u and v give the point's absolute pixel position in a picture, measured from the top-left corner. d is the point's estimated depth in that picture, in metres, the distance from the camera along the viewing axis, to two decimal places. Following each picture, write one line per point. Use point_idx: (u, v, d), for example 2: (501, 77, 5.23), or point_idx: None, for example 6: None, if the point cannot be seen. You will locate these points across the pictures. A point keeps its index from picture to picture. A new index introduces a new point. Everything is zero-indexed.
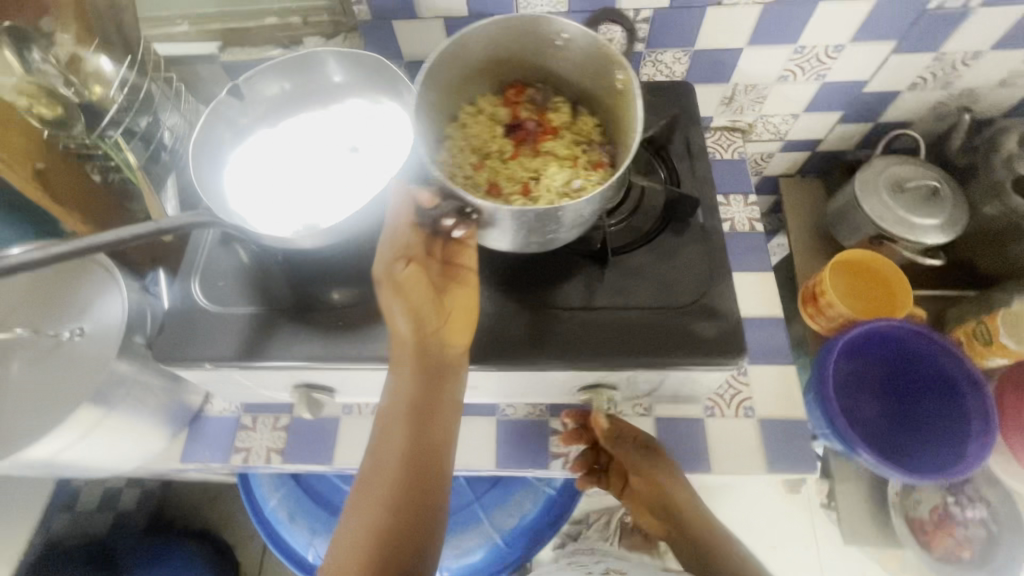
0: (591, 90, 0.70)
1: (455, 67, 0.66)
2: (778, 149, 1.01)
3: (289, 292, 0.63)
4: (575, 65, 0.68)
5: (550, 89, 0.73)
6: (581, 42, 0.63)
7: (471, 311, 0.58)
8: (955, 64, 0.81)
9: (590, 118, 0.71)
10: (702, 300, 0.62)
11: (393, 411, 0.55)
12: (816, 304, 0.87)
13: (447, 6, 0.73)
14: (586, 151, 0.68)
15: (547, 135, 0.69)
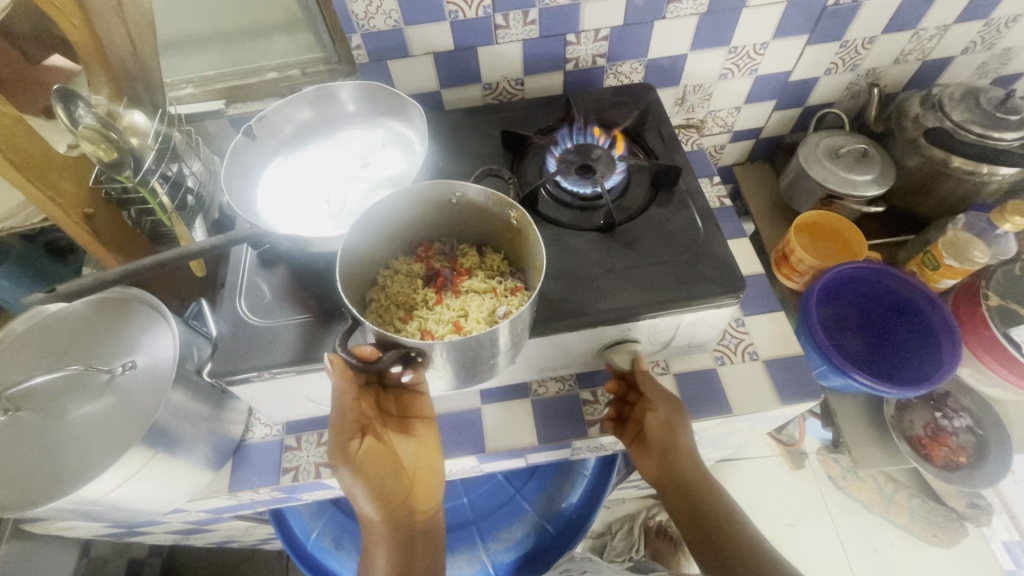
0: (491, 232, 0.71)
1: (372, 233, 0.65)
2: (728, 140, 1.16)
3: (335, 296, 0.69)
4: (469, 215, 0.69)
5: (454, 239, 0.74)
6: (476, 196, 0.64)
7: (431, 465, 0.69)
8: (858, 49, 0.99)
9: (495, 253, 0.72)
10: (700, 249, 0.71)
11: (377, 539, 0.66)
12: (791, 263, 0.99)
13: (437, 42, 0.84)
14: (502, 281, 0.68)
15: (462, 278, 0.69)
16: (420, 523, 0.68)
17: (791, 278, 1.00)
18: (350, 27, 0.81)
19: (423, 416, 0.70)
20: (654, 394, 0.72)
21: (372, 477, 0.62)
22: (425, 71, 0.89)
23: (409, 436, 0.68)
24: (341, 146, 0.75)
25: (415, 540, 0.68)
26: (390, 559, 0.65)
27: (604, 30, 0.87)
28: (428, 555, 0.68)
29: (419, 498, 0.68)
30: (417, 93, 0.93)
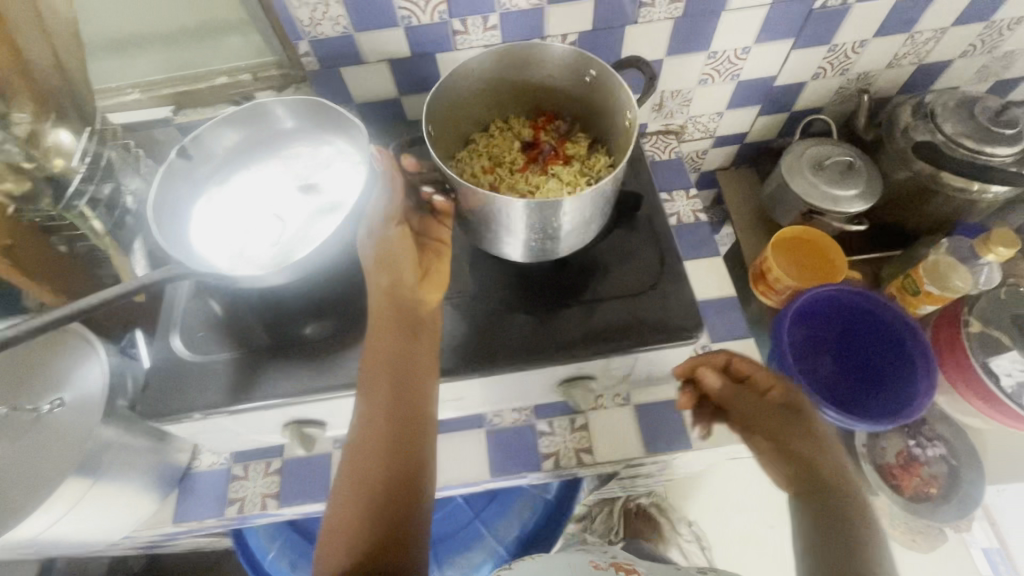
0: (609, 130, 0.74)
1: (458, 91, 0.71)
2: (710, 145, 1.11)
3: (274, 330, 0.66)
4: (563, 79, 0.73)
5: (577, 123, 0.79)
6: (561, 54, 0.68)
7: (446, 278, 0.67)
8: (848, 53, 0.92)
9: (604, 153, 0.75)
10: (660, 285, 0.68)
11: (375, 367, 0.60)
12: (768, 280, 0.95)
13: (392, 49, 0.79)
14: (588, 180, 0.71)
15: (557, 160, 0.74)
16: (424, 328, 0.63)
17: (766, 294, 0.97)
18: (296, 33, 0.75)
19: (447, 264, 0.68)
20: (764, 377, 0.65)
21: (388, 262, 0.63)
22: (380, 78, 0.84)
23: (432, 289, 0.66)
24: (281, 168, 0.71)
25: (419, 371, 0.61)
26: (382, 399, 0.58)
27: (572, 35, 0.81)
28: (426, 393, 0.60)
29: (421, 385, 0.60)
30: (375, 100, 0.87)
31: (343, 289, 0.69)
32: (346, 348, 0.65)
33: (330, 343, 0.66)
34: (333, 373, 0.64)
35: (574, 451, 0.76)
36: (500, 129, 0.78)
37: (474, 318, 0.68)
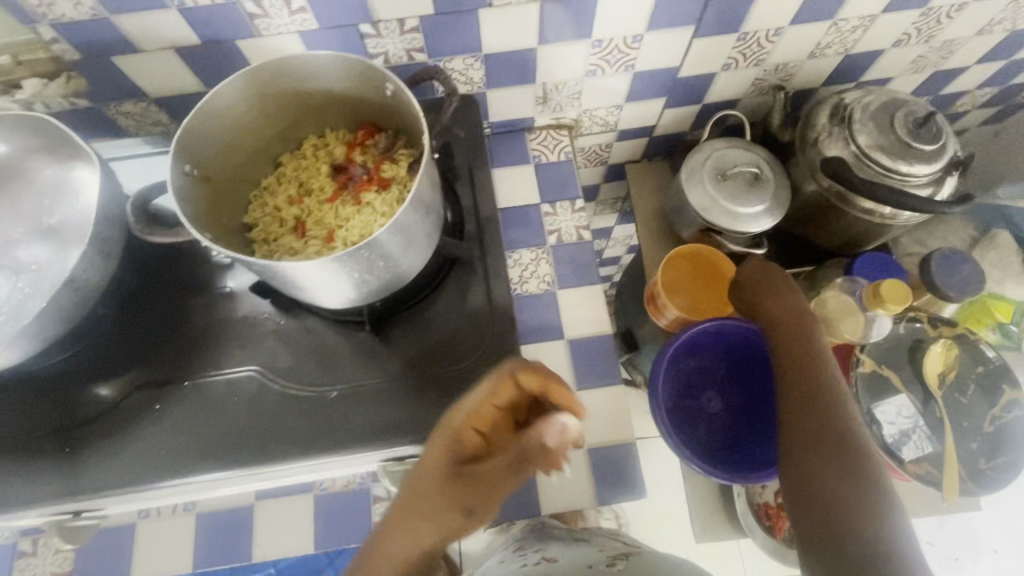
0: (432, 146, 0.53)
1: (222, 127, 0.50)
2: (614, 139, 0.96)
3: (12, 419, 0.56)
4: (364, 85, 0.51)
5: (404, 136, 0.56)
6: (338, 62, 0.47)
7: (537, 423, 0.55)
8: (761, 42, 0.78)
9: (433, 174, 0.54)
10: (490, 359, 0.59)
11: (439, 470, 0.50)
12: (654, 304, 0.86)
13: (171, 35, 0.61)
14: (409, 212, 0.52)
15: (373, 186, 0.54)
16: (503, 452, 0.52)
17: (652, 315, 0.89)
18: (29, 15, 0.57)
19: (498, 488, 0.51)
20: (758, 270, 0.76)
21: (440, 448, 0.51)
22: (173, 69, 0.66)
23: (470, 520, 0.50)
24: (21, 204, 0.57)
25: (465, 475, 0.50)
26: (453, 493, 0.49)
27: (410, 20, 0.65)
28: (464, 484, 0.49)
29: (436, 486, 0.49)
30: (175, 94, 0.70)
31: (102, 365, 0.58)
32: (96, 445, 0.55)
33: (91, 430, 0.56)
34: (88, 467, 0.55)
35: None
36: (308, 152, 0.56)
37: (262, 402, 0.57)
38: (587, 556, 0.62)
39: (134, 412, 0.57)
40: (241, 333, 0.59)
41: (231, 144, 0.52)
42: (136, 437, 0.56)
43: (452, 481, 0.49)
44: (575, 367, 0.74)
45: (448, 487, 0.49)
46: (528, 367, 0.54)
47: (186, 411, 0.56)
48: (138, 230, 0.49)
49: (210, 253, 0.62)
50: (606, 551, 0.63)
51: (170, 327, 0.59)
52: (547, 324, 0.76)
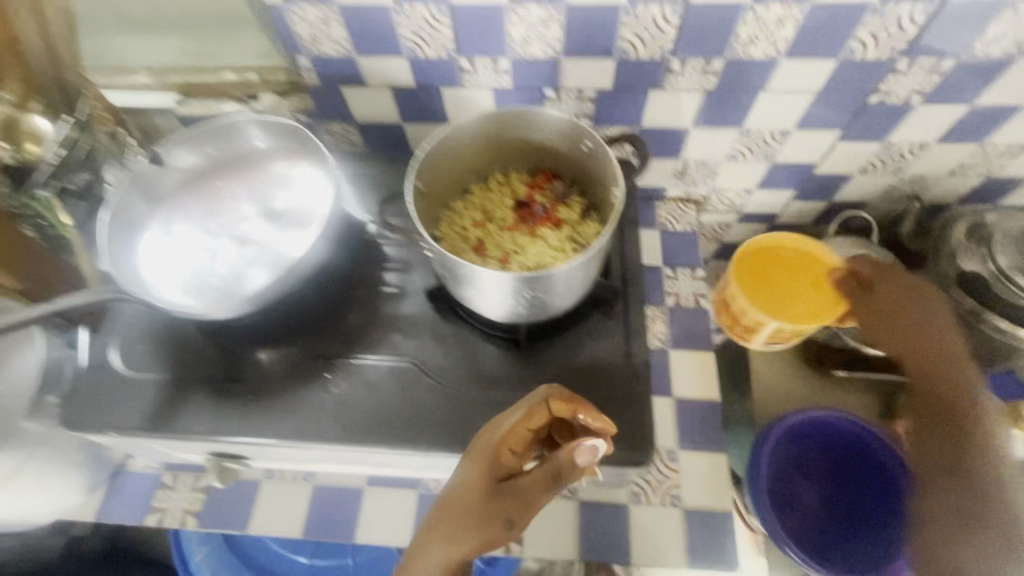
0: (606, 197, 0.60)
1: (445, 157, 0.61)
2: (735, 219, 1.01)
3: (207, 360, 0.64)
4: (563, 139, 0.60)
5: (578, 186, 0.65)
6: (554, 121, 0.56)
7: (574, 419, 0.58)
8: (903, 153, 0.82)
9: (598, 222, 0.62)
10: (620, 398, 0.62)
11: (474, 475, 0.55)
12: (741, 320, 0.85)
13: (395, 77, 0.75)
14: (577, 251, 0.59)
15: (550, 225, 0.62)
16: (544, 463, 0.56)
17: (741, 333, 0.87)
18: (298, 48, 0.72)
19: (532, 505, 0.54)
20: (888, 293, 0.73)
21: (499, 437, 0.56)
22: (382, 104, 0.80)
23: (512, 533, 0.54)
24: (262, 189, 0.69)
25: (502, 486, 0.55)
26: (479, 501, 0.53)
27: (589, 91, 0.75)
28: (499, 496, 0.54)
29: (473, 490, 0.54)
30: (375, 122, 0.83)
31: (277, 332, 0.66)
32: (273, 398, 0.62)
33: (261, 385, 0.62)
34: (260, 419, 0.61)
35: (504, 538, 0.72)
36: (495, 185, 0.65)
37: (415, 393, 0.63)
38: None
39: (304, 374, 0.63)
40: (403, 329, 0.66)
41: (445, 169, 0.62)
42: (306, 397, 0.62)
43: (498, 491, 0.54)
44: (680, 426, 0.76)
45: (492, 502, 0.53)
46: (562, 395, 0.58)
47: (351, 386, 0.63)
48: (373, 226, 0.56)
49: (385, 257, 0.71)
50: None
51: (345, 309, 0.67)
52: (656, 379, 0.80)
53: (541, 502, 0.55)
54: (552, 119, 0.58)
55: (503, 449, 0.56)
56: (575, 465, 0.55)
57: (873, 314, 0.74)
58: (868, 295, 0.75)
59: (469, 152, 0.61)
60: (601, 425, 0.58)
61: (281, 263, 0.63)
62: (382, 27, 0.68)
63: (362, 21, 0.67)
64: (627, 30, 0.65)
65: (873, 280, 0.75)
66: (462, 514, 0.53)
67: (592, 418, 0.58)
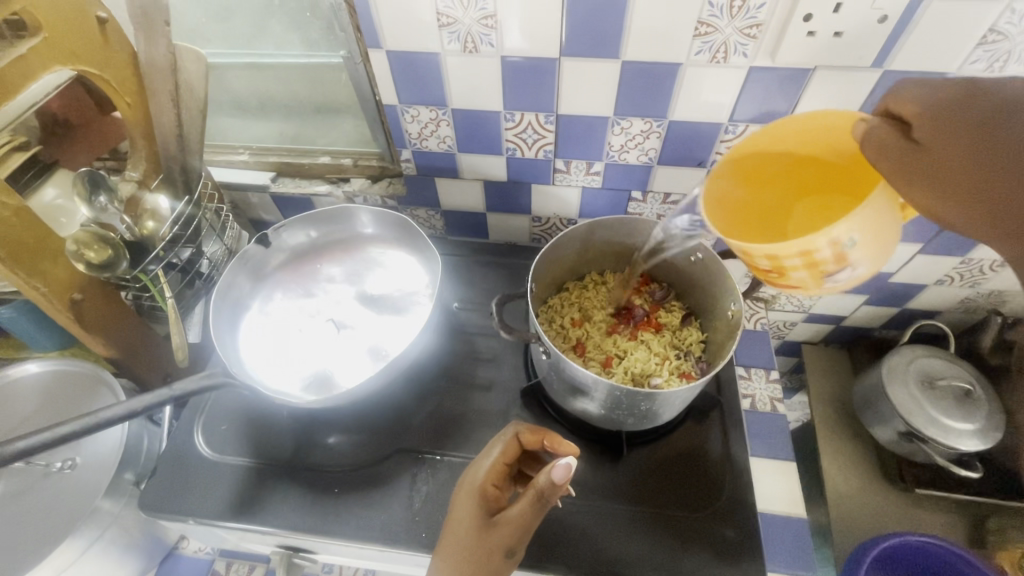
0: (709, 306, 0.63)
1: (556, 256, 0.63)
2: (801, 319, 1.00)
3: (292, 446, 0.63)
4: (671, 250, 0.63)
5: (674, 291, 0.67)
6: (670, 235, 0.60)
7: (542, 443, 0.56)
8: (983, 269, 0.81)
9: (698, 329, 0.63)
10: (721, 516, 0.61)
11: (461, 515, 0.52)
12: (777, 259, 0.47)
13: (488, 172, 0.78)
14: (679, 358, 0.61)
15: (650, 330, 0.64)
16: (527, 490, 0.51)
17: (800, 281, 0.49)
18: (402, 142, 0.76)
19: (523, 531, 0.50)
20: (966, 136, 0.38)
21: (476, 476, 0.54)
22: (469, 194, 0.83)
23: (510, 563, 0.50)
24: (358, 273, 0.71)
25: (489, 520, 0.51)
26: (470, 538, 0.50)
27: (674, 195, 0.77)
28: (491, 527, 0.50)
29: (461, 532, 0.51)
30: (458, 210, 0.86)
31: (360, 420, 0.65)
32: (360, 492, 0.60)
33: (344, 479, 0.61)
34: (342, 519, 0.58)
35: None
36: (594, 283, 0.67)
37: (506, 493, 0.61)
38: None
39: (390, 468, 0.62)
40: (491, 423, 0.65)
41: (550, 268, 0.64)
42: (392, 494, 0.60)
43: (487, 526, 0.50)
44: (768, 546, 0.71)
45: (485, 536, 0.50)
46: (528, 424, 0.57)
47: (440, 485, 0.60)
48: (495, 322, 0.55)
49: (474, 347, 0.72)
50: None
51: (432, 398, 0.67)
52: None
53: (532, 528, 0.51)
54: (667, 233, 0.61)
55: (485, 484, 0.53)
56: (551, 483, 0.49)
57: (941, 165, 0.39)
58: (899, 139, 0.41)
59: (578, 254, 0.64)
60: (569, 453, 0.55)
61: (377, 355, 0.63)
62: (487, 129, 0.72)
63: (468, 123, 0.71)
64: (723, 144, 0.68)
65: (918, 125, 0.40)
66: (455, 553, 0.50)
67: (558, 444, 0.56)
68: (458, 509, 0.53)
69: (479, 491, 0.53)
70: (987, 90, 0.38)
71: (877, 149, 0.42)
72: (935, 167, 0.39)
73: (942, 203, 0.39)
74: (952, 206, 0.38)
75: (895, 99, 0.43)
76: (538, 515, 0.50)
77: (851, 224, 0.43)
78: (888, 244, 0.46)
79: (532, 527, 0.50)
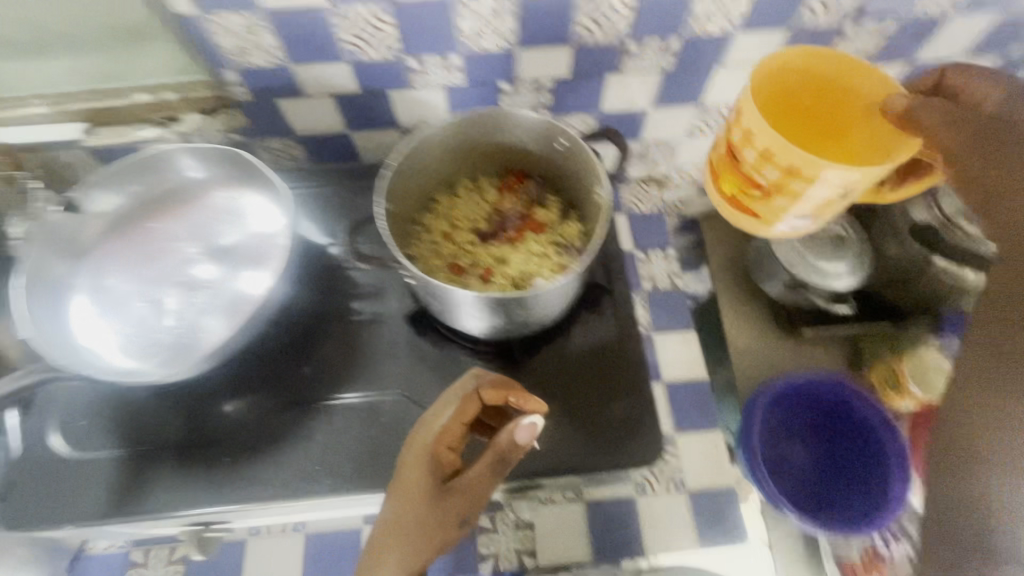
0: (583, 192, 0.59)
1: (412, 169, 0.56)
2: (694, 194, 1.03)
3: (176, 422, 0.58)
4: (533, 138, 0.57)
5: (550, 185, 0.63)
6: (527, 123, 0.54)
7: (502, 396, 0.56)
8: None
9: (576, 221, 0.60)
10: (621, 398, 0.63)
11: (413, 480, 0.52)
12: (780, 179, 0.56)
13: (336, 83, 0.68)
14: (560, 254, 0.58)
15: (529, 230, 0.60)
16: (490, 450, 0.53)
17: (761, 215, 0.63)
18: (221, 61, 0.64)
19: (481, 493, 0.53)
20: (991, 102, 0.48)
21: (430, 440, 0.54)
22: (323, 113, 0.73)
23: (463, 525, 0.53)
24: (202, 226, 0.62)
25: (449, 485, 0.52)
26: (425, 504, 0.51)
27: (545, 82, 0.71)
28: (453, 492, 0.52)
29: (414, 498, 0.51)
30: (317, 133, 0.76)
31: (240, 382, 0.61)
32: (256, 454, 0.57)
33: (233, 448, 0.57)
34: (236, 485, 0.56)
35: (516, 553, 0.69)
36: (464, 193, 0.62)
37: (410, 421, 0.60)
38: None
39: (281, 422, 0.59)
40: (387, 356, 0.63)
41: (411, 185, 0.59)
42: (287, 449, 0.58)
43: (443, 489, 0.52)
44: (675, 410, 0.77)
45: (440, 500, 0.51)
46: (491, 381, 0.57)
47: (340, 428, 0.59)
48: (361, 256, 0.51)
49: (358, 283, 0.67)
50: None
51: (321, 343, 0.63)
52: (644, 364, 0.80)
53: (488, 491, 0.53)
54: (522, 125, 0.57)
55: (444, 447, 0.53)
56: (514, 441, 0.52)
57: (958, 131, 0.47)
58: (945, 101, 0.49)
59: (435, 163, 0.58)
60: (532, 407, 0.57)
61: (238, 310, 0.57)
62: (317, 29, 0.61)
63: (293, 25, 0.60)
64: (583, 16, 0.62)
65: (928, 101, 0.50)
66: (409, 520, 0.50)
67: (522, 402, 0.57)
68: (410, 471, 0.53)
69: (439, 454, 0.53)
70: (1023, 80, 0.48)
71: (935, 119, 0.49)
72: (963, 124, 0.47)
73: (961, 151, 0.46)
74: (962, 166, 0.45)
75: (953, 73, 0.53)
76: (499, 475, 0.53)
77: (842, 174, 0.53)
78: (840, 203, 0.63)
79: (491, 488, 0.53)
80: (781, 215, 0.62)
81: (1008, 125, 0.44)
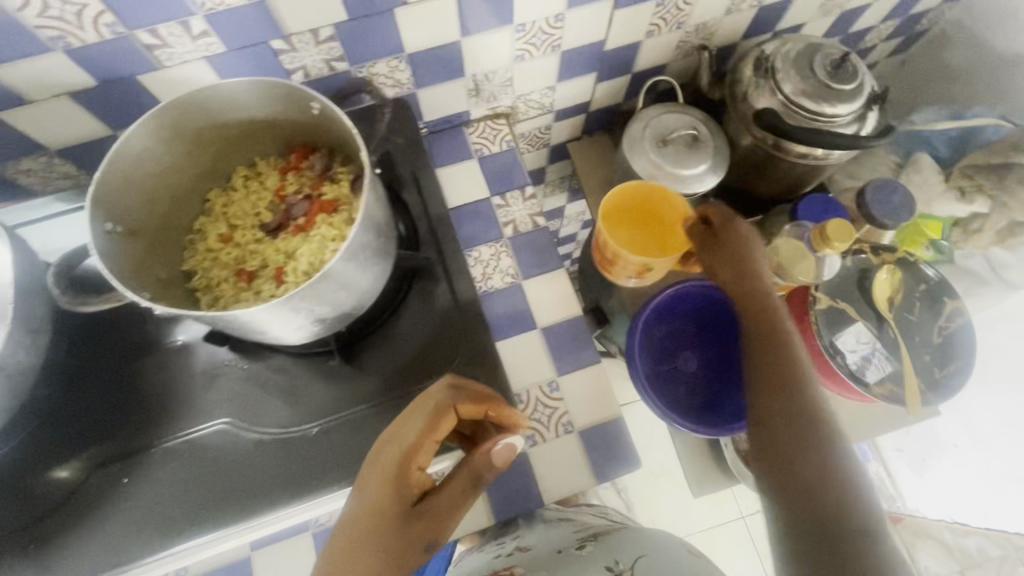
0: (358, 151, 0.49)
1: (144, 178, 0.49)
2: (552, 120, 0.97)
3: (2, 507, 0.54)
4: (273, 103, 0.48)
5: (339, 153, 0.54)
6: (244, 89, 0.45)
7: (480, 414, 0.55)
8: (678, 5, 0.78)
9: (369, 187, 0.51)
10: (472, 361, 0.60)
11: (381, 505, 0.49)
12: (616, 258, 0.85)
13: (64, 81, 0.56)
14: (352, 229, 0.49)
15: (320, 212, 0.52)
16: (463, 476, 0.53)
17: (620, 273, 0.88)
18: None
19: (453, 515, 0.51)
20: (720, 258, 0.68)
21: (400, 461, 0.51)
22: (70, 118, 0.61)
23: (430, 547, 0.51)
24: None
25: (419, 511, 0.50)
26: (393, 532, 0.48)
27: (324, 30, 0.61)
28: (426, 520, 0.50)
29: (381, 527, 0.49)
30: (79, 143, 0.64)
31: (59, 448, 0.56)
32: (67, 529, 0.53)
33: (58, 522, 0.54)
34: (66, 563, 0.52)
35: None
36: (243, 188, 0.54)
37: (245, 450, 0.56)
38: (558, 540, 0.64)
39: (110, 484, 0.55)
40: (208, 385, 0.58)
41: (160, 191, 0.52)
42: (117, 512, 0.54)
43: (411, 516, 0.50)
44: (555, 354, 0.75)
45: (411, 527, 0.49)
46: (471, 394, 0.55)
47: (164, 478, 0.55)
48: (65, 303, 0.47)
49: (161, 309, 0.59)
50: (579, 532, 0.65)
51: (145, 386, 0.58)
52: (518, 314, 0.77)
53: (459, 512, 0.52)
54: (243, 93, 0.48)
55: (416, 467, 0.51)
56: (490, 462, 0.53)
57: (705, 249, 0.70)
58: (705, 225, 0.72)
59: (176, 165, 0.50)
60: (513, 423, 0.56)
61: None
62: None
63: None
64: None
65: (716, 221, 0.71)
66: (375, 547, 0.48)
67: (501, 416, 0.56)
68: (377, 494, 0.50)
69: (409, 478, 0.51)
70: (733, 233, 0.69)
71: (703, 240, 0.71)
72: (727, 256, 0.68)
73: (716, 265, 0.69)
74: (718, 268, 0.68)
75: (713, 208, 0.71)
76: (470, 497, 0.53)
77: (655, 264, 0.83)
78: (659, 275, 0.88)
79: (460, 511, 0.52)
80: (623, 277, 0.89)
81: (738, 253, 0.67)
